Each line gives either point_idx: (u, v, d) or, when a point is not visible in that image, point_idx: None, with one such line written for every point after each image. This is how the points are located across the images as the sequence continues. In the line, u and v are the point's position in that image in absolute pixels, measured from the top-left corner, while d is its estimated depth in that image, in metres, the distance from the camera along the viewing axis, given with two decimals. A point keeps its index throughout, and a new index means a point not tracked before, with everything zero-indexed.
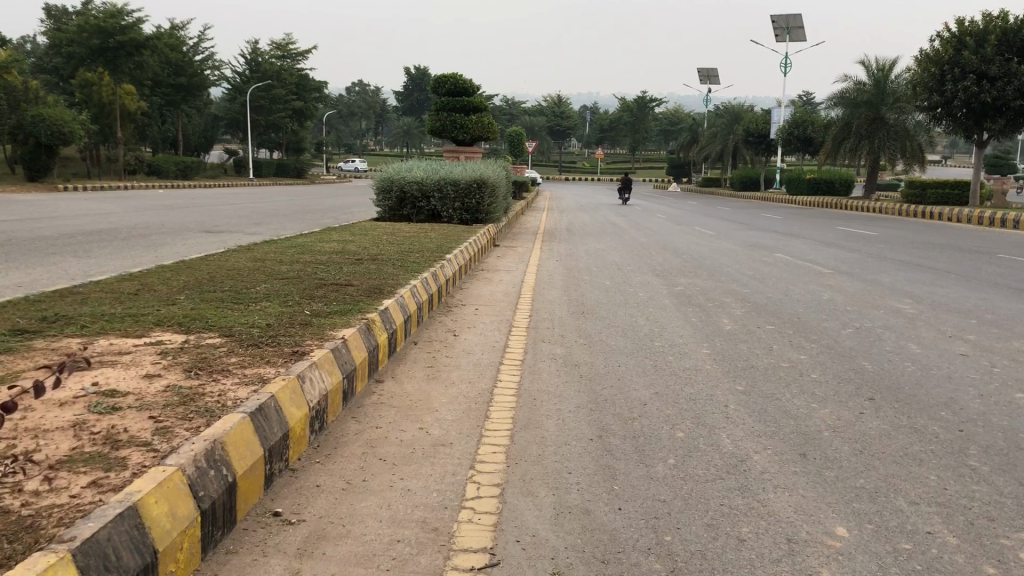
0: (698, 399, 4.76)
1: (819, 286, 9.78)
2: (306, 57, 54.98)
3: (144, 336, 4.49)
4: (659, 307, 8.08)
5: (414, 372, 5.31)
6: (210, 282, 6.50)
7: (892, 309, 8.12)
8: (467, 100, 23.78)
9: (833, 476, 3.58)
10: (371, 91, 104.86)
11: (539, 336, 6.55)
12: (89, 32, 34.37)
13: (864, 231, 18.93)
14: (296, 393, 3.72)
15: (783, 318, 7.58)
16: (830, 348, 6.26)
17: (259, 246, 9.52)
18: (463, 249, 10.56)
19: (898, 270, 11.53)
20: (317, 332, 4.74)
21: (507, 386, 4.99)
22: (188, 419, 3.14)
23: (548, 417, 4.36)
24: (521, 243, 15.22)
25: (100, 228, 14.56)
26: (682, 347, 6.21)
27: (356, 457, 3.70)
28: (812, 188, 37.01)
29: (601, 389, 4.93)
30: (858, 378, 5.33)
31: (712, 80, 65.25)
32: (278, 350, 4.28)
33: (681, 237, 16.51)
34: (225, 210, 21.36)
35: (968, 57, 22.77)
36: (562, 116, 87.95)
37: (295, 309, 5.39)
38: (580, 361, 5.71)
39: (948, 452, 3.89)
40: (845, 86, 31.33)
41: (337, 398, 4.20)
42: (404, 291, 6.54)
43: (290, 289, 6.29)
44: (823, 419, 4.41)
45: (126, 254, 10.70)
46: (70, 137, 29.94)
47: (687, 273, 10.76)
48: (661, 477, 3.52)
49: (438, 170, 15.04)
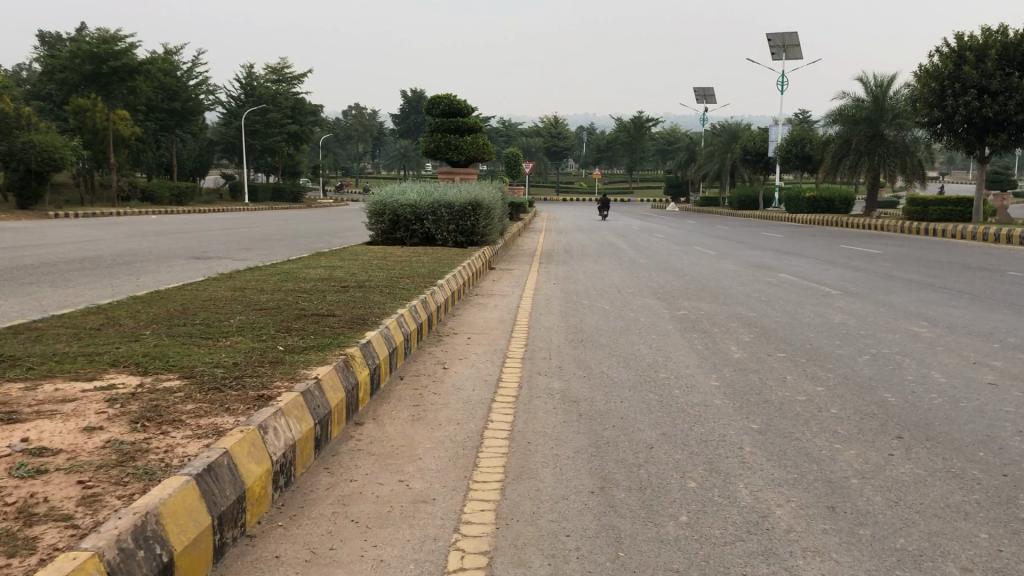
0: (711, 440, 4.30)
1: (828, 308, 9.34)
2: (301, 81, 54.82)
3: (94, 379, 4.05)
4: (662, 333, 7.65)
5: (397, 412, 4.85)
6: (182, 316, 6.05)
7: (909, 333, 7.68)
8: (462, 122, 23.47)
9: (869, 534, 3.13)
10: (368, 115, 104.83)
11: (535, 368, 6.10)
12: (81, 58, 34.04)
13: (868, 249, 18.52)
14: (256, 447, 3.28)
15: (794, 344, 7.13)
16: (847, 378, 5.83)
17: (242, 274, 9.09)
18: (456, 274, 10.13)
19: (910, 290, 11.09)
20: (287, 371, 4.30)
21: (498, 428, 4.54)
22: (122, 484, 2.69)
23: (544, 464, 3.92)
24: (517, 265, 14.78)
25: (83, 256, 14.12)
26: (689, 378, 5.77)
27: (325, 519, 3.26)
28: (812, 206, 36.70)
29: (603, 430, 4.48)
30: (882, 412, 4.89)
31: (709, 100, 65.10)
32: (240, 395, 3.83)
33: (681, 258, 16.11)
34: (215, 234, 20.97)
35: (968, 71, 22.47)
36: (559, 137, 87.73)
37: (268, 345, 4.96)
38: (578, 396, 5.27)
39: (996, 503, 3.43)
40: (844, 103, 31.04)
41: (306, 448, 3.77)
42: (390, 322, 6.11)
43: (267, 321, 5.86)
44: (851, 463, 3.97)
45: (105, 284, 10.25)
46: (61, 163, 29.55)
47: (690, 296, 10.34)
48: (672, 540, 3.08)
49: (431, 192, 14.64)
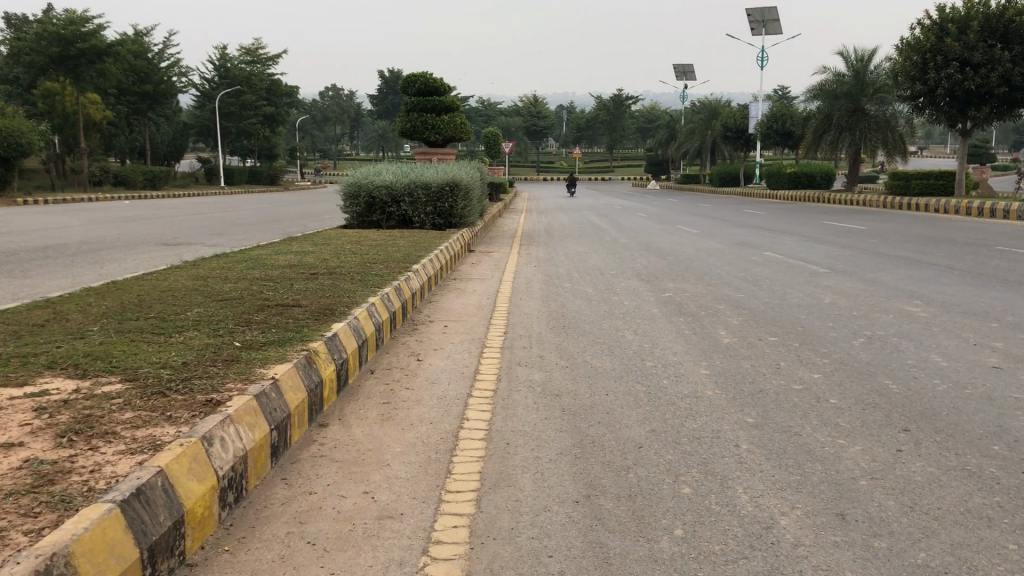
0: (705, 438, 3.97)
1: (817, 288, 9.05)
2: (276, 62, 53.91)
3: (26, 384, 3.65)
4: (647, 318, 7.31)
5: (365, 412, 4.49)
6: (135, 309, 5.64)
7: (902, 313, 7.38)
8: (438, 101, 22.97)
9: (885, 547, 2.82)
10: (345, 96, 103.79)
11: (513, 359, 5.74)
12: (47, 40, 33.17)
13: (852, 225, 18.27)
14: (198, 462, 2.90)
15: (785, 327, 6.83)
16: (844, 364, 5.51)
17: (207, 261, 8.68)
18: (433, 258, 9.76)
19: (900, 267, 10.80)
20: (241, 371, 3.93)
21: (474, 427, 4.19)
22: (32, 515, 2.32)
23: (524, 469, 3.58)
24: (497, 248, 14.41)
25: (48, 244, 13.63)
26: (678, 366, 5.44)
27: (277, 541, 2.90)
28: (793, 182, 36.45)
29: (587, 427, 4.14)
30: (884, 401, 4.58)
31: (688, 77, 64.58)
32: (185, 401, 3.45)
33: (663, 237, 15.78)
34: (187, 219, 20.47)
35: (950, 44, 22.18)
36: (539, 116, 86.93)
37: (223, 341, 4.57)
38: (560, 389, 4.92)
39: (1021, 508, 3.12)
40: (824, 78, 30.76)
41: (261, 457, 3.40)
42: (359, 312, 5.73)
43: (226, 313, 5.47)
44: (857, 462, 3.65)
45: (67, 274, 9.80)
46: (29, 148, 28.89)
47: (675, 278, 10.00)
48: (667, 559, 2.74)
49: (408, 172, 14.19)
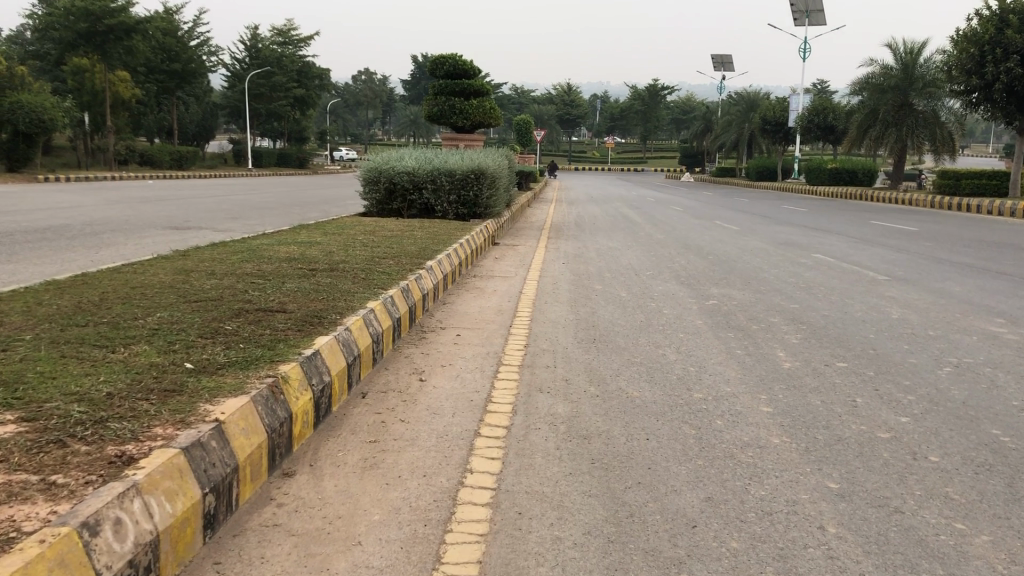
0: (778, 514, 3.03)
1: (880, 299, 8.02)
2: (307, 44, 52.92)
3: None
4: (689, 331, 6.33)
5: (343, 456, 3.57)
6: (88, 312, 4.75)
7: (988, 335, 6.35)
8: (467, 84, 21.97)
9: None
10: (376, 80, 102.88)
11: (533, 383, 4.81)
12: (76, 15, 32.10)
13: (902, 226, 17.10)
14: (67, 566, 2.00)
15: (853, 349, 5.83)
16: (935, 402, 4.52)
17: (200, 251, 7.84)
18: (451, 252, 8.87)
19: (965, 275, 9.75)
20: (177, 408, 3.04)
21: (478, 487, 3.26)
22: None
23: (541, 557, 2.68)
24: (522, 241, 13.46)
25: (49, 225, 12.86)
26: (732, 400, 4.50)
27: None
28: (834, 178, 35.05)
29: (625, 492, 3.20)
30: (1000, 463, 3.60)
31: (727, 68, 62.96)
32: (88, 457, 2.57)
33: (701, 234, 14.78)
34: (205, 201, 19.75)
35: (1011, 36, 20.81)
36: (571, 104, 85.64)
37: (173, 362, 3.67)
38: (590, 428, 3.99)
39: None
40: (871, 70, 29.38)
41: (184, 537, 2.51)
42: (352, 322, 4.81)
43: (192, 321, 4.58)
44: (990, 565, 2.68)
45: (57, 259, 9.00)
46: (50, 125, 27.96)
47: (718, 281, 9.04)
48: None
49: (432, 158, 13.25)
